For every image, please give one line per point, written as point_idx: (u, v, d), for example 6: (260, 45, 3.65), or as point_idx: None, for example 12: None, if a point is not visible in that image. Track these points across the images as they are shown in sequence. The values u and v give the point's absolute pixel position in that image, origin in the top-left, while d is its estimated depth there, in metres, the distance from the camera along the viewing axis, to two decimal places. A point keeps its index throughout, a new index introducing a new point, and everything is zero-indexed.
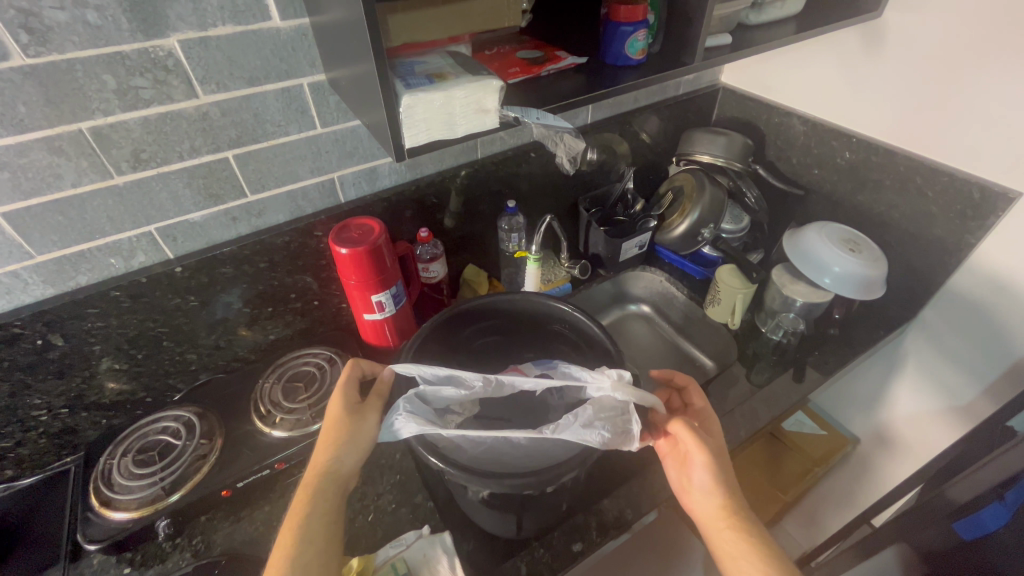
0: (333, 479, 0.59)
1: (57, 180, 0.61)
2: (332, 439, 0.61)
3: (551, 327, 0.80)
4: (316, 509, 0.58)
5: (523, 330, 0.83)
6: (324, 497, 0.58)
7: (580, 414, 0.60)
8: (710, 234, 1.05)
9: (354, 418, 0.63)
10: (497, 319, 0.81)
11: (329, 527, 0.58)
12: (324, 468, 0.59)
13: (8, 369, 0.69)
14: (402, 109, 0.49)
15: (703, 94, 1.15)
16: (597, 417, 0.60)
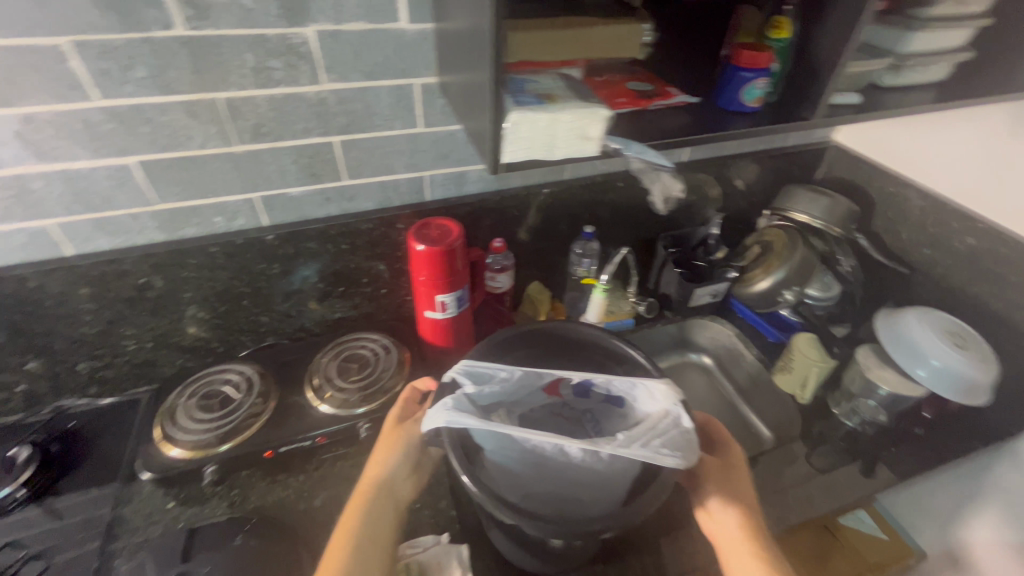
0: (388, 485, 0.65)
1: (188, 140, 0.67)
2: (384, 451, 0.67)
3: (588, 355, 0.78)
4: (372, 512, 0.62)
5: (560, 360, 0.80)
6: (377, 502, 0.63)
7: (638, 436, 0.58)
8: (793, 298, 0.99)
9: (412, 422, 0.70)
10: (537, 346, 0.79)
11: (383, 516, 0.63)
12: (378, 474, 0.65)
13: (113, 299, 0.76)
14: (507, 126, 0.49)
15: (812, 149, 1.09)
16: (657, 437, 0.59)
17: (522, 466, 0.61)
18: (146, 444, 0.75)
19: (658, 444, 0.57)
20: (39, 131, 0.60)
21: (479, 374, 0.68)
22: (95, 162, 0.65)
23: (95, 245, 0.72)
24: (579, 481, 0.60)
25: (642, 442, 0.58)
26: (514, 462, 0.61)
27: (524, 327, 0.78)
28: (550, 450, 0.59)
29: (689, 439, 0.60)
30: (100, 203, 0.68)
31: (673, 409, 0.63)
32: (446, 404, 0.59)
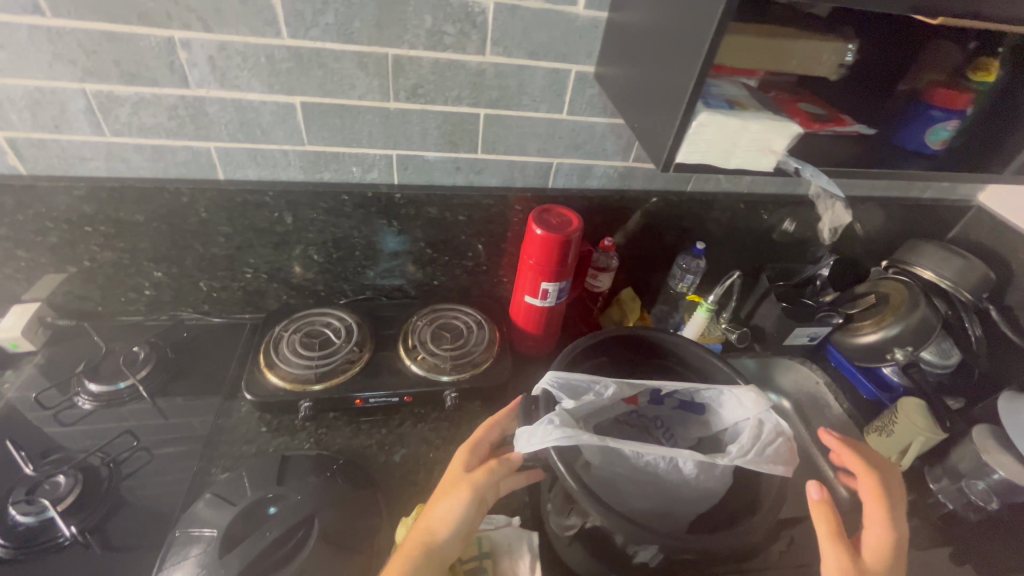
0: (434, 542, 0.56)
1: (350, 90, 0.69)
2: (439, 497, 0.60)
3: (662, 359, 0.78)
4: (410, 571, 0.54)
5: (632, 363, 0.79)
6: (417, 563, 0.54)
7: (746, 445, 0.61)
8: (904, 357, 0.91)
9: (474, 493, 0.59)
10: (615, 348, 0.77)
11: None
12: (427, 527, 0.57)
13: (246, 227, 0.80)
14: (693, 126, 0.49)
15: (951, 206, 1.02)
16: (765, 446, 0.61)
17: (630, 481, 0.60)
18: (251, 367, 0.80)
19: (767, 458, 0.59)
20: (228, 59, 0.64)
21: (571, 386, 0.65)
22: (265, 96, 0.68)
23: (243, 174, 0.76)
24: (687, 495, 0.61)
25: (753, 456, 0.59)
26: (622, 476, 0.60)
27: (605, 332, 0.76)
28: (662, 468, 0.59)
29: (788, 445, 0.61)
30: (259, 136, 0.72)
31: (766, 416, 0.64)
32: (551, 423, 0.57)
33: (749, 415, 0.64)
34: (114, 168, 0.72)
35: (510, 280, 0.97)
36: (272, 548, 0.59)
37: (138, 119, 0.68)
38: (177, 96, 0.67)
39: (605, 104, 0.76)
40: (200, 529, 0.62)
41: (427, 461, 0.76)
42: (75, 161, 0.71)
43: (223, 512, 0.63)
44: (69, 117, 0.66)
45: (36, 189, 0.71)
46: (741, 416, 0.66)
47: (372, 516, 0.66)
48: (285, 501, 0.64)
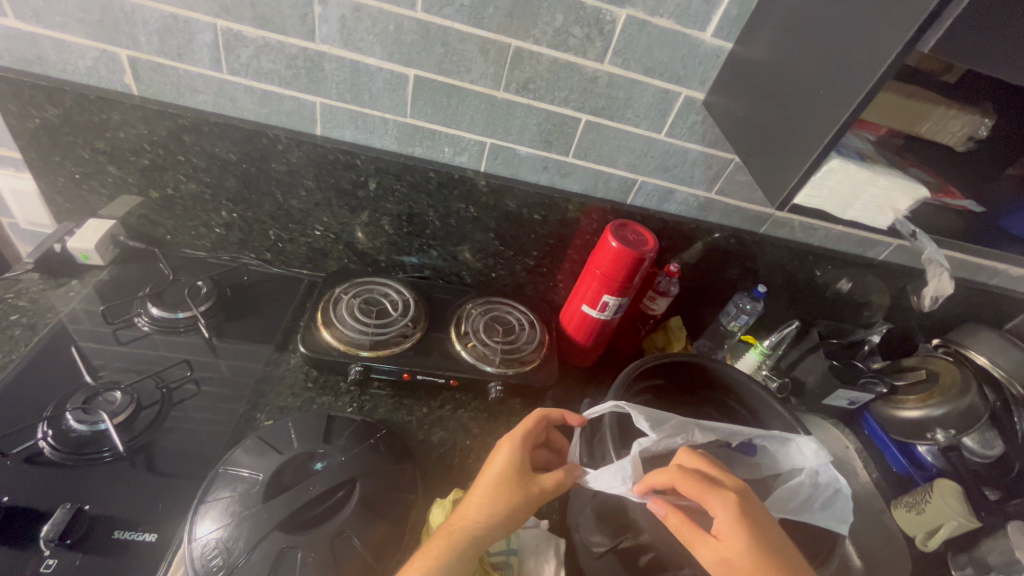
0: (479, 541, 0.56)
1: (465, 72, 0.70)
2: (491, 496, 0.59)
3: (720, 395, 0.80)
4: (450, 563, 0.55)
5: (687, 393, 0.81)
6: (456, 557, 0.55)
7: (804, 500, 0.63)
8: (945, 440, 0.91)
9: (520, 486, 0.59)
10: (672, 375, 0.80)
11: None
12: (474, 523, 0.57)
13: (330, 186, 0.81)
14: (822, 170, 0.49)
15: (1015, 298, 1.01)
16: (819, 501, 0.63)
17: None
18: (307, 322, 0.81)
19: (816, 512, 0.62)
20: (359, 21, 0.66)
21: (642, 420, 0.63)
22: (383, 63, 0.69)
23: (340, 134, 0.77)
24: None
25: (806, 510, 0.63)
26: None
27: (657, 359, 0.78)
28: None
29: (844, 502, 0.62)
30: (366, 101, 0.73)
31: (824, 470, 0.64)
32: (619, 470, 0.58)
33: (806, 463, 0.65)
34: (221, 105, 0.74)
35: (565, 286, 0.97)
36: (314, 502, 0.60)
37: (257, 62, 0.69)
38: (301, 48, 0.68)
39: (705, 133, 0.76)
40: (242, 470, 0.62)
41: (464, 447, 0.76)
42: (186, 92, 0.72)
43: (269, 458, 0.63)
44: (194, 48, 0.68)
45: (143, 111, 0.72)
46: (795, 463, 0.66)
47: (410, 490, 0.66)
48: (331, 459, 0.65)
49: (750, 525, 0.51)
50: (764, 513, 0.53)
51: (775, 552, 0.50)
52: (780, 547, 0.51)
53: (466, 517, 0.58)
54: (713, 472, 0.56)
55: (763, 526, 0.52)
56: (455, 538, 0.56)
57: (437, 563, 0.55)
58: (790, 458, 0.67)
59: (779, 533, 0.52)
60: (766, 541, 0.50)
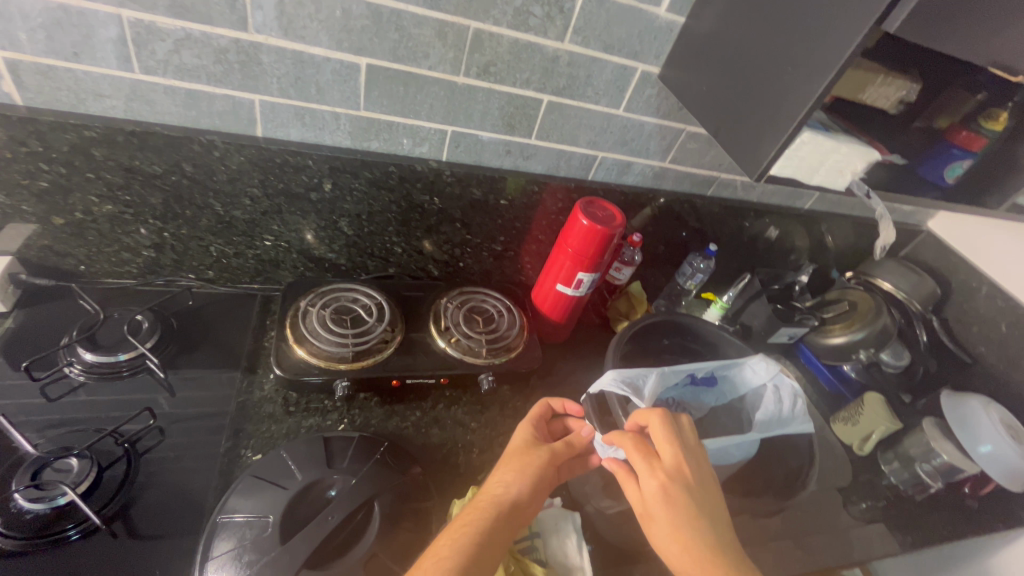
0: (513, 507, 0.57)
1: (422, 58, 0.66)
2: (521, 469, 0.61)
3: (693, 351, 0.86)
4: (483, 527, 0.54)
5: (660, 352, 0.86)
6: (495, 526, 0.55)
7: (772, 414, 0.71)
8: (868, 358, 1.06)
9: (526, 452, 0.63)
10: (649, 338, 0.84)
11: (479, 543, 0.53)
12: (507, 493, 0.58)
13: (279, 192, 0.74)
14: (797, 142, 0.54)
15: (908, 229, 1.17)
16: (785, 410, 0.71)
17: None
18: (277, 341, 0.74)
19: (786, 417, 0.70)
20: (299, 7, 0.59)
21: (632, 383, 0.67)
22: (330, 52, 0.63)
23: (285, 133, 0.70)
24: (733, 457, 0.68)
25: (779, 423, 0.70)
26: None
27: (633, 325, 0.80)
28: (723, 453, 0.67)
29: (802, 403, 0.71)
30: (313, 94, 0.66)
31: (778, 380, 0.73)
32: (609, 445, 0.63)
33: (763, 381, 0.74)
34: (135, 110, 0.63)
35: (532, 266, 0.97)
36: (334, 533, 0.57)
37: (178, 58, 0.60)
38: (231, 39, 0.59)
39: (659, 106, 0.79)
40: (245, 515, 0.57)
41: (465, 443, 0.76)
42: (89, 97, 0.61)
43: (273, 495, 0.59)
44: (95, 45, 0.57)
45: (35, 124, 0.60)
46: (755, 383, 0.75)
47: (425, 496, 0.65)
48: (341, 483, 0.62)
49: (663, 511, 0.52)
50: (695, 495, 0.53)
51: (689, 537, 0.50)
52: (697, 532, 0.51)
53: (492, 490, 0.59)
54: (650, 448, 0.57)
55: (681, 514, 0.52)
56: (492, 510, 0.56)
57: (476, 532, 0.54)
58: (747, 379, 0.75)
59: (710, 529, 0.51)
60: (678, 529, 0.51)
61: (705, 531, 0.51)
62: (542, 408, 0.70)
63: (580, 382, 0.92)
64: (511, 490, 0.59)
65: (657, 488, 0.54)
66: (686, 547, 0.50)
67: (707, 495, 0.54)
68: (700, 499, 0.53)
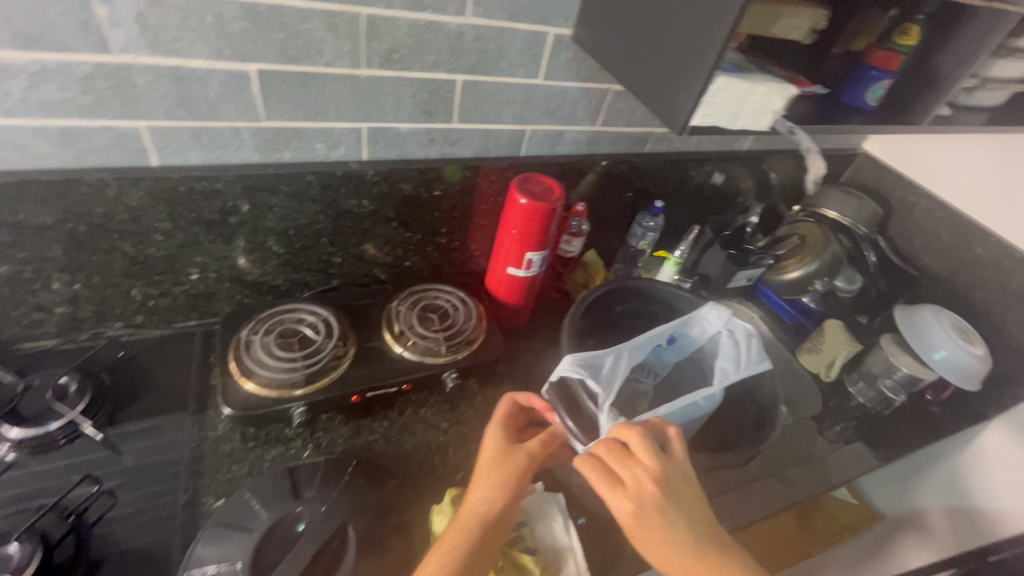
0: (499, 523, 0.56)
1: (316, 55, 0.61)
2: (505, 482, 0.59)
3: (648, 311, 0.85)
4: (466, 544, 0.54)
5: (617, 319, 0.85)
6: (481, 539, 0.54)
7: (733, 360, 0.69)
8: (823, 287, 1.08)
9: (504, 455, 0.62)
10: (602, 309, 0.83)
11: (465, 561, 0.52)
12: (493, 509, 0.57)
13: (192, 221, 0.68)
14: (711, 89, 0.51)
15: (844, 154, 1.19)
16: (743, 352, 0.69)
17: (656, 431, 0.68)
18: (222, 379, 0.70)
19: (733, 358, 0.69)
20: (163, 18, 0.53)
21: (586, 366, 0.65)
22: (212, 63, 0.58)
23: (184, 158, 0.64)
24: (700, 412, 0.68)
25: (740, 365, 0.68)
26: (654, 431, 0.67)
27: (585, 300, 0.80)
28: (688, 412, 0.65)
29: (758, 342, 0.70)
30: (204, 111, 0.61)
31: (731, 325, 0.72)
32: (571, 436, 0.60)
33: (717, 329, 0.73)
34: (6, 158, 0.57)
35: (482, 253, 0.95)
36: (309, 568, 0.55)
37: (38, 94, 0.54)
38: (94, 65, 0.54)
39: (579, 69, 0.76)
40: (211, 567, 0.54)
41: (437, 446, 0.74)
42: None
43: (239, 541, 0.56)
44: None
45: None
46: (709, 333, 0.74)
47: (403, 508, 0.64)
48: (310, 514, 0.59)
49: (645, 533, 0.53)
50: (665, 513, 0.52)
51: (671, 552, 0.51)
52: (678, 547, 0.51)
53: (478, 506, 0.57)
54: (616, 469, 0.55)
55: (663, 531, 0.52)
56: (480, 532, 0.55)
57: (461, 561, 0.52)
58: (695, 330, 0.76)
59: (688, 538, 0.51)
60: (660, 548, 0.51)
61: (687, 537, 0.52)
62: (508, 406, 0.69)
63: (547, 361, 0.91)
64: (497, 506, 0.57)
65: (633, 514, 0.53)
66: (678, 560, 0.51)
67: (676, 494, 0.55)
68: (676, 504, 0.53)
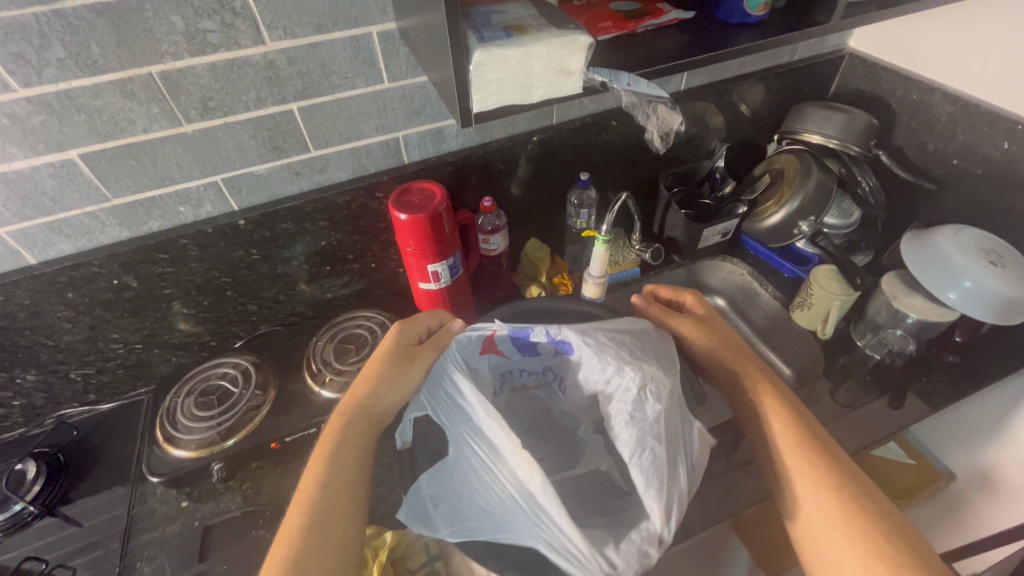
0: (342, 480, 0.53)
1: (130, 125, 0.60)
2: (342, 430, 0.56)
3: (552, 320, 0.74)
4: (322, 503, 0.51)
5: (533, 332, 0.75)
6: (327, 497, 0.51)
7: (642, 408, 0.57)
8: (810, 228, 0.90)
9: (373, 398, 0.59)
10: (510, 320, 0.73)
11: (323, 519, 0.50)
12: (324, 472, 0.53)
13: (90, 304, 0.72)
14: (472, 70, 0.43)
15: (825, 61, 0.98)
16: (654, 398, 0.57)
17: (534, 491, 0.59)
18: (150, 448, 0.73)
19: (664, 437, 0.55)
20: None
21: (442, 407, 0.59)
22: (33, 160, 0.59)
23: (57, 250, 0.67)
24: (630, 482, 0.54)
25: (651, 415, 0.56)
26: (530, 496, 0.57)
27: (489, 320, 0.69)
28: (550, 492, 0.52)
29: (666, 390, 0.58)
30: (51, 206, 0.63)
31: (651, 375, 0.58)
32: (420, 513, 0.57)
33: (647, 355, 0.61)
34: None
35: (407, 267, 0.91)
36: None
37: None
38: None
39: None
40: None
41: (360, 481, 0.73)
42: None
43: None
44: None
45: None
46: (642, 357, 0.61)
47: None
48: None
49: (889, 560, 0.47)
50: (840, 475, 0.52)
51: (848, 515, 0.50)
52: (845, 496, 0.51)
53: (314, 471, 0.53)
54: (800, 501, 0.52)
55: (868, 507, 0.50)
56: (320, 501, 0.51)
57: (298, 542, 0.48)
58: (603, 365, 0.60)
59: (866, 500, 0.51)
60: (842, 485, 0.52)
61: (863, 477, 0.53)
62: (391, 334, 0.64)
63: None
64: (341, 475, 0.53)
65: (852, 552, 0.48)
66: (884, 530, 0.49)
67: (823, 438, 0.56)
68: (838, 456, 0.54)
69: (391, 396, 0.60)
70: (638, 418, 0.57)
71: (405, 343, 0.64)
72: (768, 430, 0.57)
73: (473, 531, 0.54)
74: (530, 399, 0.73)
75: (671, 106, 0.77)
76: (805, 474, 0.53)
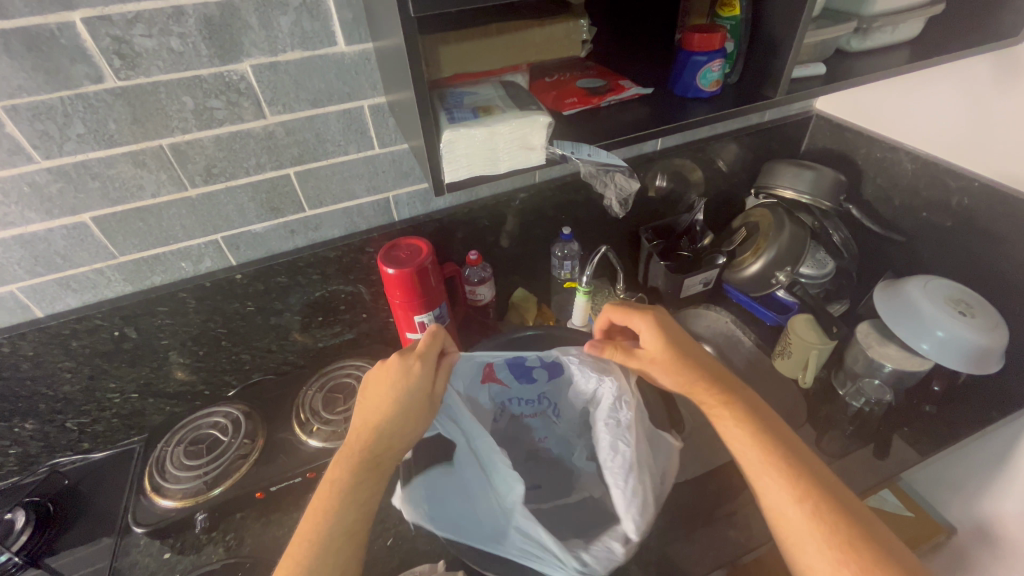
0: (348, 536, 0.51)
1: (139, 190, 0.66)
2: (346, 477, 0.54)
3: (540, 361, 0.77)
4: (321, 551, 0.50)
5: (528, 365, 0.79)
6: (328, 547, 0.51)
7: (618, 417, 0.63)
8: (787, 278, 0.93)
9: (379, 445, 0.55)
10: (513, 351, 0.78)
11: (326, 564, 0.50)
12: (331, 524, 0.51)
13: (90, 355, 0.75)
14: (442, 146, 0.48)
15: (794, 122, 1.04)
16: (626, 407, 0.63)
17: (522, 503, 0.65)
18: (137, 497, 0.74)
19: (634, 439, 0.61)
20: None
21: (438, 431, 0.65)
22: (48, 223, 0.64)
23: (63, 305, 0.72)
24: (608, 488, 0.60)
25: (623, 425, 0.62)
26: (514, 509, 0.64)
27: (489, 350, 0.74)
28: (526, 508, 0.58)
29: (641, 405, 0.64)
30: (61, 263, 0.68)
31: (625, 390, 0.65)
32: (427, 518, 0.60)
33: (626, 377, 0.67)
34: None
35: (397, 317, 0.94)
36: None
37: None
38: None
39: None
40: None
41: None
42: None
43: None
44: None
45: None
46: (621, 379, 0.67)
47: None
48: None
49: (860, 562, 0.46)
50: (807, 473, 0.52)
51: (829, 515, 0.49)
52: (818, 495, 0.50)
53: (316, 520, 0.52)
54: (778, 508, 0.51)
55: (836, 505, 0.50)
56: (322, 552, 0.50)
57: None
58: (587, 375, 0.67)
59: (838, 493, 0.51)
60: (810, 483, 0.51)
61: (829, 478, 0.52)
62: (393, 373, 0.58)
63: None
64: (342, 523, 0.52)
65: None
66: (854, 533, 0.48)
67: (785, 437, 0.55)
68: (800, 451, 0.54)
69: (398, 441, 0.56)
70: (611, 424, 0.62)
71: (427, 387, 0.59)
72: (736, 434, 0.55)
73: (483, 540, 0.59)
74: (528, 429, 0.76)
75: (629, 173, 0.77)
76: (781, 484, 0.51)
